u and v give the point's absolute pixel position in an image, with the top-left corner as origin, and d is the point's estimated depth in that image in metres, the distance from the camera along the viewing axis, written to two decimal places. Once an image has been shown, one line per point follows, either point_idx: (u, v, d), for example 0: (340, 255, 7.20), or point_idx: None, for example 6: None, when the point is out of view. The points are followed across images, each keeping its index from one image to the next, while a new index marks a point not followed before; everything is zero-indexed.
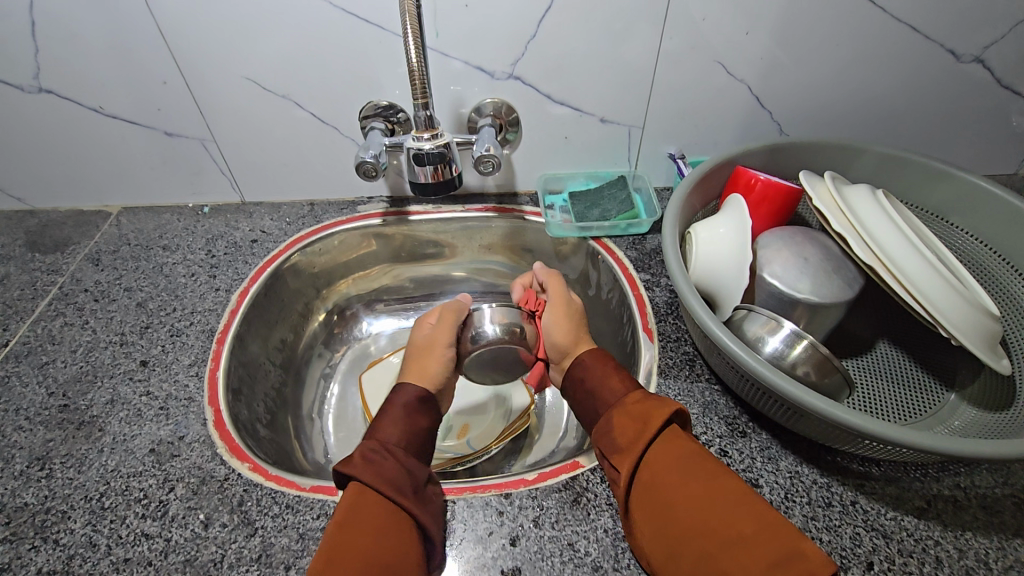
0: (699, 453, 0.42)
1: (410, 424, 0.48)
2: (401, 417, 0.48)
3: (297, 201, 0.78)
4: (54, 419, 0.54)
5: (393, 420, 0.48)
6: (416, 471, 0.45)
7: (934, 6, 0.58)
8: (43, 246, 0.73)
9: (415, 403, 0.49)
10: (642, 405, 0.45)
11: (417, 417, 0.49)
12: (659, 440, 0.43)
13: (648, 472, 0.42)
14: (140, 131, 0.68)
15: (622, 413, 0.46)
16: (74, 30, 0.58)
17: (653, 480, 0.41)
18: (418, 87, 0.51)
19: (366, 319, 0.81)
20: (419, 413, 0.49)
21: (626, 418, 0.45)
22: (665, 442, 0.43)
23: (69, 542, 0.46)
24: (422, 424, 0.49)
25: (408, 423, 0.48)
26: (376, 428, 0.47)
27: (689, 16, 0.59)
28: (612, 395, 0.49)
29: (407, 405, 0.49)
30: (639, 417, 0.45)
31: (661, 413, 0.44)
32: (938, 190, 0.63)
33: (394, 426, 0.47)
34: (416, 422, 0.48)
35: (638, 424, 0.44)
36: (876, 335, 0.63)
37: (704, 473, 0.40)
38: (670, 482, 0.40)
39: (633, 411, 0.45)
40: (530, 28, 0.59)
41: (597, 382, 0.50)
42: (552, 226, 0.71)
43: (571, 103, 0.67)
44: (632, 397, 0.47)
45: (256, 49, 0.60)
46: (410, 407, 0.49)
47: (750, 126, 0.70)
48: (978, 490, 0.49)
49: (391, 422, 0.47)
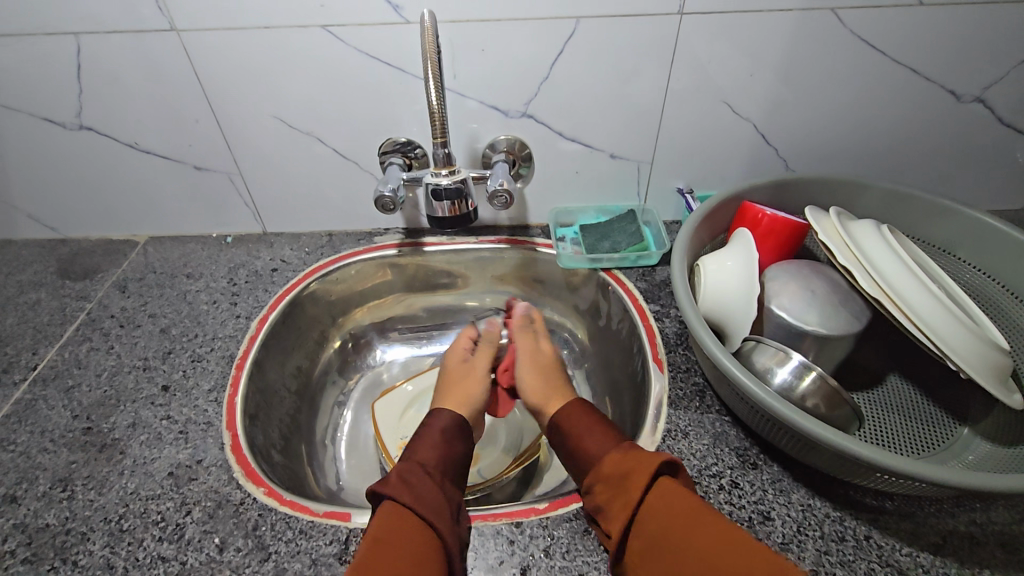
0: (696, 501, 0.42)
1: (443, 446, 0.51)
2: (438, 440, 0.52)
3: (316, 232, 0.81)
4: (78, 441, 0.56)
5: (428, 443, 0.51)
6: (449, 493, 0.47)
7: (934, 48, 0.60)
8: (73, 273, 0.76)
9: (451, 431, 0.53)
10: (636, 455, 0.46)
11: (452, 443, 0.52)
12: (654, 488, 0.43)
13: (641, 528, 0.42)
14: (170, 165, 0.71)
15: (607, 468, 0.47)
16: (119, 73, 0.62)
17: (641, 537, 0.42)
18: (438, 127, 0.53)
19: (380, 346, 0.83)
20: (452, 440, 0.53)
21: (610, 473, 0.46)
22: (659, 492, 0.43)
23: (87, 563, 0.47)
24: (456, 449, 0.52)
25: (440, 447, 0.51)
26: (411, 454, 0.50)
27: (695, 58, 0.61)
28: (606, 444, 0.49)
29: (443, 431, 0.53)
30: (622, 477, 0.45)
31: (652, 464, 0.44)
32: (944, 226, 0.64)
33: (431, 448, 0.50)
34: (452, 448, 0.52)
35: (623, 482, 0.45)
36: (887, 368, 0.64)
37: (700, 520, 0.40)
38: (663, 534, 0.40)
39: (619, 466, 0.46)
40: (543, 70, 0.62)
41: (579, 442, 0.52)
42: (564, 258, 0.74)
43: (582, 140, 0.69)
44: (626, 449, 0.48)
45: (284, 90, 0.63)
46: (444, 432, 0.53)
47: (757, 162, 0.72)
48: (995, 527, 0.49)
49: (425, 444, 0.51)
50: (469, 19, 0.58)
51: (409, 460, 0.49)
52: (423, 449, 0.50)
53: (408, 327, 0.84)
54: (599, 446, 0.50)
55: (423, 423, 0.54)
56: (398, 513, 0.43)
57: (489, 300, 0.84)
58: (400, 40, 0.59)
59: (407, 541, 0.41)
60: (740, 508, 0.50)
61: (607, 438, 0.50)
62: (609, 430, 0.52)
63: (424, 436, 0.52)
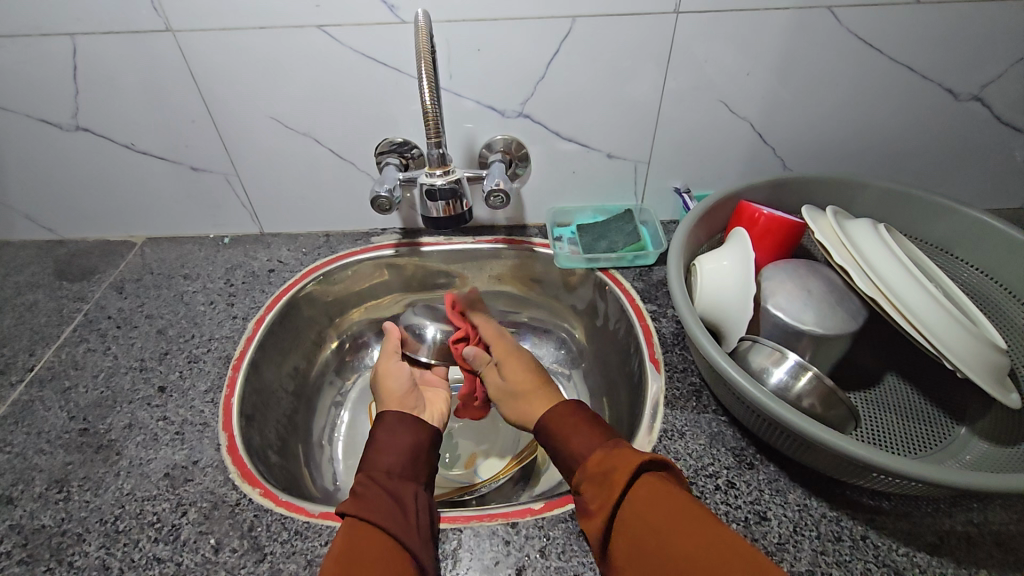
0: (676, 497, 0.41)
1: (394, 445, 0.52)
2: (387, 439, 0.53)
3: (313, 232, 0.81)
4: (74, 442, 0.56)
5: (377, 447, 0.52)
6: (403, 492, 0.48)
7: (931, 46, 0.60)
8: (71, 274, 0.76)
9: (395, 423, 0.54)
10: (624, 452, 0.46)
11: (398, 436, 0.53)
12: (635, 483, 0.43)
13: (624, 525, 0.42)
14: (167, 166, 0.72)
15: (593, 464, 0.46)
16: (115, 74, 0.62)
17: (629, 535, 0.41)
18: (432, 126, 0.53)
19: (377, 346, 0.82)
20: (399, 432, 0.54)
21: (596, 468, 0.46)
22: (640, 487, 0.43)
23: (82, 564, 0.47)
24: (403, 441, 0.53)
25: (390, 447, 0.52)
26: (368, 461, 0.51)
27: (692, 58, 0.61)
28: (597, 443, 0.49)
29: (388, 427, 0.54)
30: (607, 473, 0.45)
31: (633, 460, 0.44)
32: (941, 225, 0.64)
33: (386, 453, 0.52)
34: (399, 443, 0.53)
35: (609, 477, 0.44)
36: (884, 368, 0.63)
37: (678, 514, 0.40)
38: (647, 529, 0.40)
39: (603, 463, 0.46)
40: (540, 69, 0.62)
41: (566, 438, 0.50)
42: (562, 258, 0.74)
43: (579, 140, 0.69)
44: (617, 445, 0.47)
45: (280, 91, 0.63)
46: (388, 427, 0.54)
47: (755, 161, 0.72)
48: (992, 526, 0.48)
49: (379, 448, 0.52)
50: (466, 19, 0.58)
51: (362, 471, 0.50)
52: (376, 454, 0.52)
53: None
54: (585, 443, 0.49)
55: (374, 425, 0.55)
56: (358, 525, 0.44)
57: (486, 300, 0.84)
58: (395, 40, 0.59)
59: (369, 551, 0.42)
60: (736, 508, 0.50)
61: (591, 435, 0.50)
62: (597, 425, 0.51)
63: (380, 442, 0.53)
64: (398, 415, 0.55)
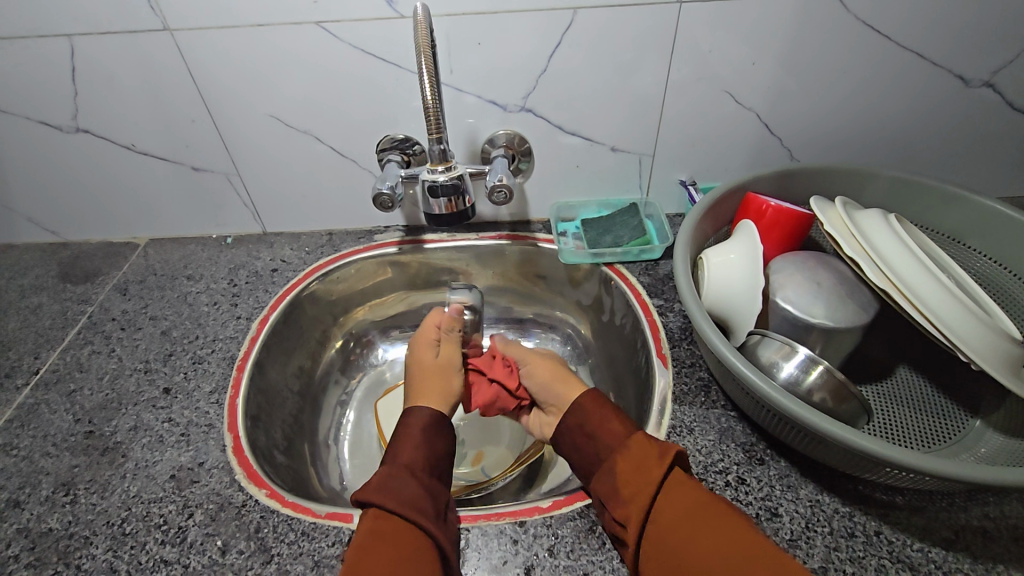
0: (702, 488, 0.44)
1: (425, 444, 0.52)
2: (419, 438, 0.53)
3: (316, 231, 0.80)
4: (80, 445, 0.56)
5: (411, 442, 0.52)
6: (435, 492, 0.48)
7: (938, 32, 0.59)
8: (75, 277, 0.76)
9: (432, 425, 0.54)
10: (645, 452, 0.47)
11: (434, 439, 0.53)
12: (666, 491, 0.44)
13: (659, 528, 0.42)
14: (169, 167, 0.71)
15: (625, 464, 0.47)
16: (111, 74, 0.61)
17: (660, 541, 0.42)
18: (433, 122, 0.52)
19: (382, 345, 0.82)
20: (434, 434, 0.54)
21: (630, 469, 0.46)
22: (669, 491, 0.44)
23: (90, 567, 0.47)
24: (440, 445, 0.53)
25: (422, 446, 0.52)
26: (394, 452, 0.51)
27: (696, 48, 0.60)
28: (615, 438, 0.50)
29: (424, 427, 0.54)
30: (637, 473, 0.45)
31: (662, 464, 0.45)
32: (954, 214, 0.62)
33: (412, 447, 0.51)
34: (434, 444, 0.53)
35: (639, 479, 0.45)
36: (895, 361, 0.62)
37: (703, 506, 0.41)
38: (670, 537, 0.41)
39: (635, 463, 0.46)
40: (542, 63, 0.61)
41: (596, 426, 0.52)
42: (565, 253, 0.72)
43: (582, 134, 0.68)
44: (638, 439, 0.48)
45: (280, 90, 0.63)
46: (428, 429, 0.54)
47: (761, 153, 0.71)
48: (1009, 521, 0.48)
49: (409, 443, 0.52)
50: (465, 13, 0.57)
51: (393, 463, 0.49)
52: (404, 450, 0.51)
53: (410, 326, 0.83)
54: (613, 438, 0.50)
55: (402, 421, 0.55)
56: (386, 520, 0.43)
57: (491, 296, 0.83)
58: (394, 35, 0.58)
59: (397, 545, 0.42)
60: (747, 505, 0.49)
61: (620, 430, 0.50)
62: (623, 418, 0.51)
63: (411, 436, 0.53)
64: (437, 416, 0.55)
